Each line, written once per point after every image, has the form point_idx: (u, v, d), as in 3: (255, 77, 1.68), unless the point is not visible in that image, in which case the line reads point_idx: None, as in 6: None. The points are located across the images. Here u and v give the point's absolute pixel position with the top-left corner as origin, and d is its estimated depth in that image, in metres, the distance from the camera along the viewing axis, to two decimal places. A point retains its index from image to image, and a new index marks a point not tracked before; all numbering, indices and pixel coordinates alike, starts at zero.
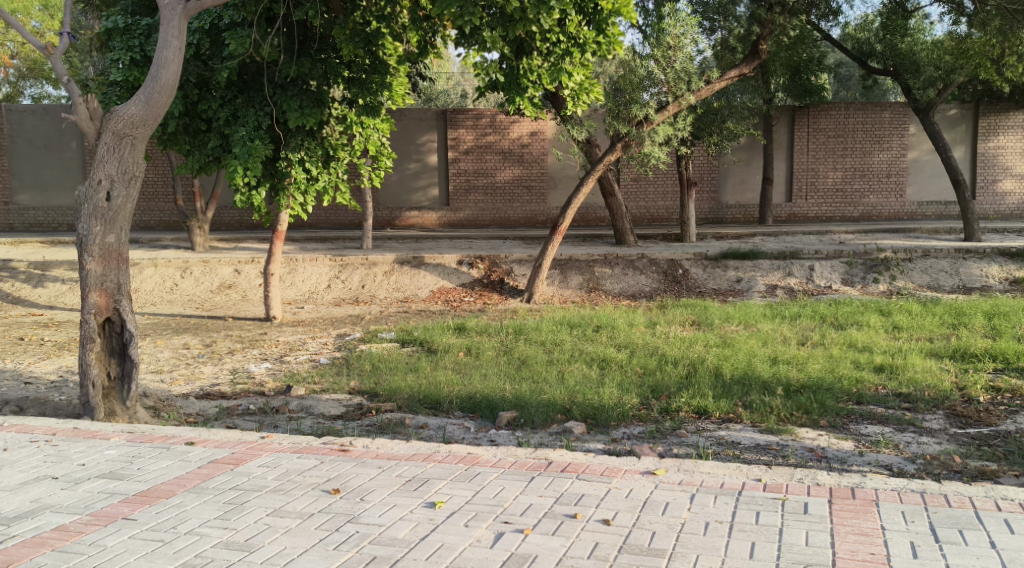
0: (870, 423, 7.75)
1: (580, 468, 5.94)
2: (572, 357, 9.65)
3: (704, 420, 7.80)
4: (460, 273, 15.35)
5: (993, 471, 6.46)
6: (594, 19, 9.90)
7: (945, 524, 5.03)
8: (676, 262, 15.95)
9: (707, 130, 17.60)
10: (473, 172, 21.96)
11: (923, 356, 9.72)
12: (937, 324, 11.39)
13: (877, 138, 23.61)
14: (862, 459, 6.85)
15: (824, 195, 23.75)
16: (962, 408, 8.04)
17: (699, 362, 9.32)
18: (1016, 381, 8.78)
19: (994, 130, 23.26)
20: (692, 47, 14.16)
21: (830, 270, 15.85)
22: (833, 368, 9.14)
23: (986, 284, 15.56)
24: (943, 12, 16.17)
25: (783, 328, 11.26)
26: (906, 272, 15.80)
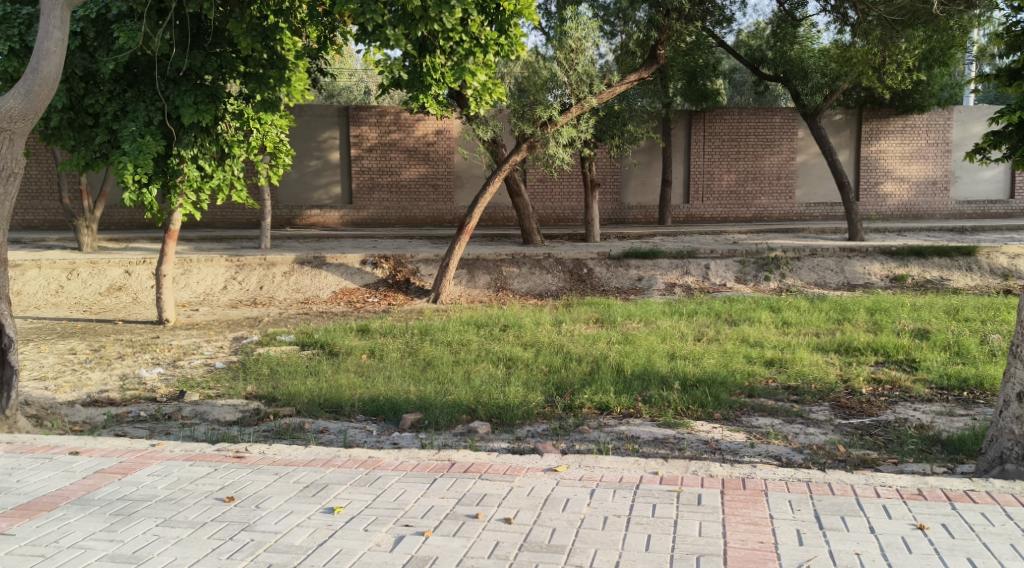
0: (761, 415, 8.00)
1: (482, 468, 5.95)
2: (478, 357, 9.66)
3: (606, 416, 7.90)
4: (363, 272, 15.19)
5: (873, 460, 6.77)
6: (497, 19, 10.04)
7: (829, 511, 5.23)
8: (581, 262, 16.13)
9: (609, 133, 17.91)
10: (377, 170, 21.75)
11: (810, 350, 10.10)
12: (823, 319, 11.86)
13: (768, 141, 24.41)
14: (754, 451, 7.07)
15: (719, 197, 24.43)
16: (846, 400, 8.39)
17: (602, 359, 9.44)
18: (894, 374, 9.22)
19: (876, 135, 24.35)
20: (592, 50, 14.38)
21: (724, 269, 16.31)
22: (727, 363, 9.41)
23: (869, 282, 16.27)
24: (829, 21, 16.83)
25: (682, 325, 11.52)
26: (795, 270, 16.39)
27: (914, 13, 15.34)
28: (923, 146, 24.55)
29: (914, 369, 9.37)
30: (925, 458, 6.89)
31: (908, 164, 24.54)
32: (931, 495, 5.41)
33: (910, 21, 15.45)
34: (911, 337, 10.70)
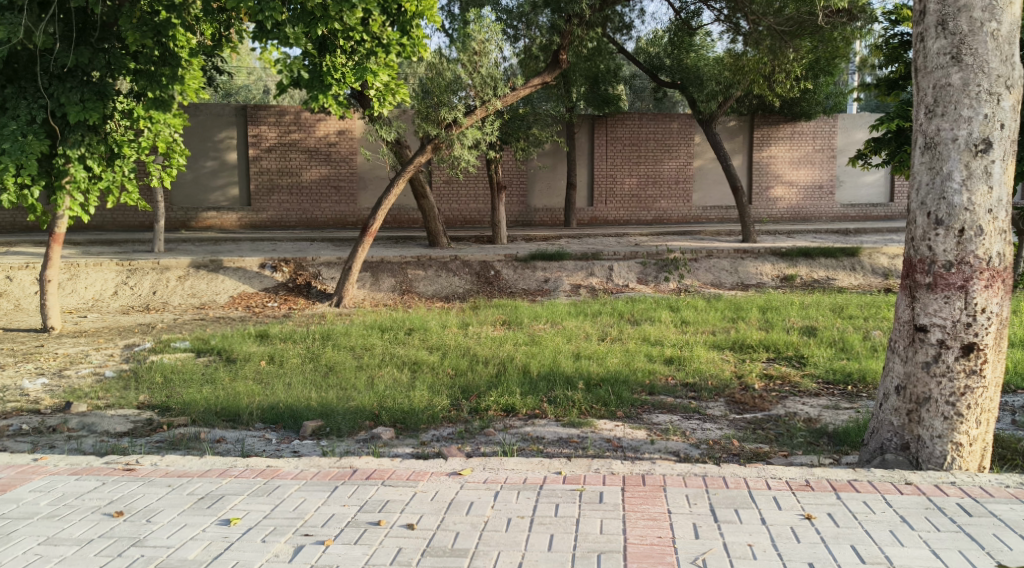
0: (661, 412, 8.17)
1: (385, 475, 5.88)
2: (382, 362, 9.56)
3: (511, 418, 7.94)
4: (262, 276, 14.87)
5: (766, 453, 7.00)
6: (398, 20, 10.07)
7: (724, 504, 5.38)
8: (487, 264, 16.18)
9: (514, 136, 17.99)
10: (276, 171, 21.33)
11: (707, 348, 10.37)
12: (719, 318, 12.18)
13: (667, 146, 24.99)
14: (653, 447, 7.20)
15: (621, 200, 24.85)
16: (740, 395, 8.65)
17: (508, 361, 9.46)
18: (785, 370, 9.55)
19: (768, 141, 25.21)
20: (495, 53, 14.40)
21: (627, 270, 16.58)
22: (629, 362, 9.57)
23: (761, 281, 16.79)
24: (722, 30, 17.34)
25: (586, 325, 11.65)
26: (692, 271, 16.80)
27: (800, 23, 15.98)
28: (811, 152, 25.52)
29: (803, 365, 9.73)
30: (813, 449, 7.17)
31: (797, 169, 25.47)
32: (818, 486, 5.62)
33: (798, 32, 16.06)
34: (801, 334, 11.11)
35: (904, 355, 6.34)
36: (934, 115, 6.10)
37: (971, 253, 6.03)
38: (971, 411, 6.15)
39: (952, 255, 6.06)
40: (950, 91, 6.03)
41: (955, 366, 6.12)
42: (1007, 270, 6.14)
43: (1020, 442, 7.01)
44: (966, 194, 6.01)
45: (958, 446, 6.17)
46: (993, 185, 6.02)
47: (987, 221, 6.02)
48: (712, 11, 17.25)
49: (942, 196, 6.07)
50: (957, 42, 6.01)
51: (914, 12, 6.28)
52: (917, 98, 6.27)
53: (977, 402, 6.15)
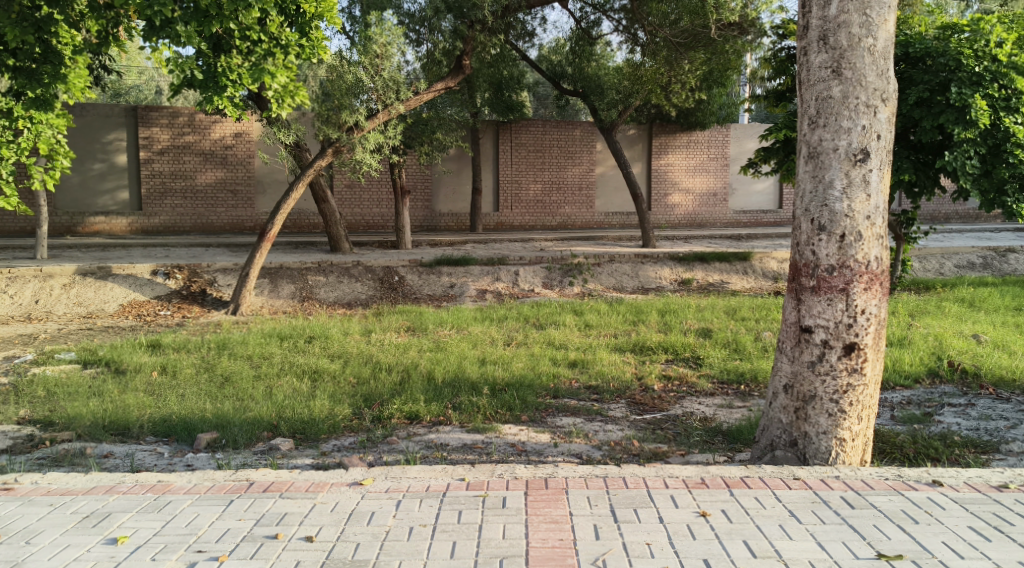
0: (564, 415, 8.23)
1: (283, 486, 5.74)
2: (281, 371, 9.34)
3: (415, 425, 7.86)
4: (154, 283, 14.37)
5: (664, 452, 7.14)
6: (297, 21, 9.89)
7: (623, 505, 5.44)
8: (391, 270, 16.02)
9: (418, 140, 17.87)
10: (170, 174, 20.67)
11: (609, 351, 10.52)
12: (620, 321, 12.38)
13: (570, 153, 25.32)
14: (557, 450, 7.25)
15: (526, 206, 25.00)
16: (641, 397, 8.80)
17: (412, 367, 9.37)
18: (684, 370, 9.76)
19: (666, 149, 25.80)
20: (398, 56, 14.23)
21: (532, 275, 16.66)
22: (534, 366, 9.61)
23: (660, 285, 17.13)
24: (621, 41, 17.71)
25: (491, 330, 11.66)
26: (595, 276, 17.01)
27: (695, 36, 16.52)
28: (705, 160, 26.26)
29: (700, 365, 9.97)
30: (708, 448, 7.34)
31: (693, 176, 26.15)
32: (713, 483, 5.75)
33: (692, 44, 16.59)
34: (697, 335, 11.38)
35: (791, 355, 6.55)
36: (817, 126, 6.34)
37: (852, 257, 6.27)
38: (853, 408, 6.39)
39: (834, 260, 6.30)
40: (831, 103, 6.28)
41: (838, 365, 6.36)
42: (884, 273, 6.40)
43: (899, 436, 7.34)
44: (847, 201, 6.27)
45: (842, 442, 6.41)
46: (871, 193, 6.28)
47: (865, 227, 6.28)
48: (611, 21, 17.56)
49: (824, 203, 6.32)
50: (838, 57, 6.25)
51: (798, 27, 6.52)
52: (801, 110, 6.51)
53: (859, 399, 6.40)
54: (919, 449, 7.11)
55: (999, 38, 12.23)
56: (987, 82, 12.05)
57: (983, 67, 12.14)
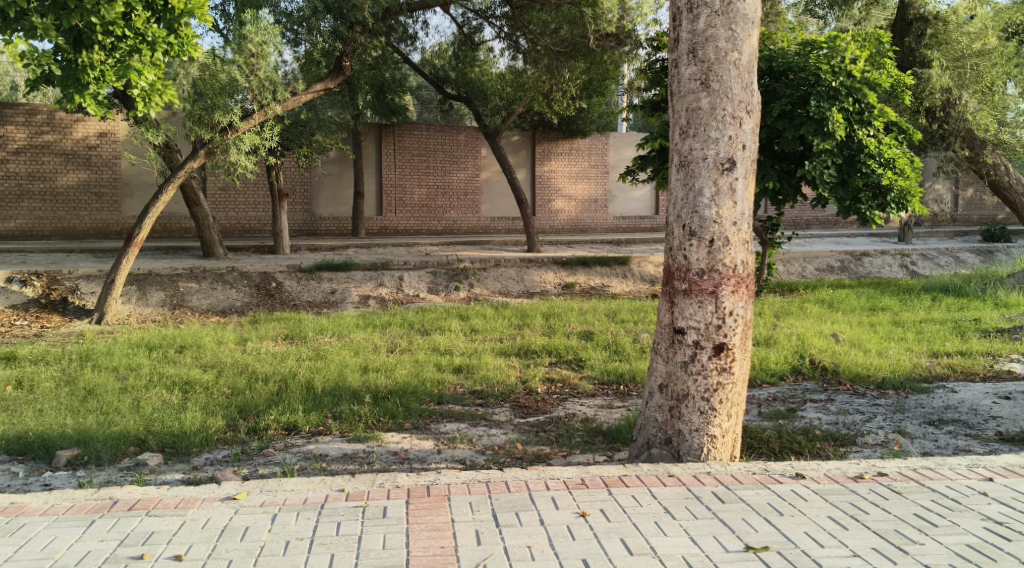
0: (448, 421, 8.15)
1: (151, 504, 5.46)
2: (150, 383, 8.92)
3: (293, 436, 7.63)
4: (9, 292, 13.52)
5: (547, 455, 7.17)
6: (165, 17, 9.50)
7: (505, 509, 5.41)
8: (269, 276, 15.60)
9: (297, 142, 17.34)
10: (27, 175, 19.57)
11: (494, 355, 10.50)
12: (505, 325, 12.41)
13: (455, 158, 25.34)
14: (440, 457, 7.17)
15: (410, 210, 24.81)
16: (524, 400, 8.82)
17: (290, 377, 9.11)
18: (566, 373, 9.85)
19: (548, 155, 26.16)
20: (274, 56, 13.82)
21: (417, 280, 16.48)
22: (418, 372, 9.49)
23: (545, 289, 17.26)
24: (503, 48, 17.81)
25: (374, 337, 11.48)
26: (481, 280, 17.00)
27: (574, 45, 16.76)
28: (587, 167, 26.78)
29: (582, 367, 10.08)
30: (589, 449, 7.41)
31: (574, 182, 26.60)
32: (591, 483, 5.79)
33: (572, 53, 16.85)
34: (579, 338, 11.53)
35: (665, 356, 6.68)
36: (688, 135, 6.50)
37: (720, 261, 6.46)
38: (722, 406, 6.57)
39: (704, 264, 6.47)
40: (700, 114, 6.44)
41: (708, 365, 6.53)
42: (750, 276, 6.62)
43: (766, 432, 7.62)
44: (715, 208, 6.44)
45: (713, 439, 6.58)
46: (737, 201, 6.48)
47: (732, 232, 6.47)
48: (493, 28, 17.63)
49: (695, 210, 6.47)
50: (705, 69, 6.43)
51: (669, 39, 6.68)
52: (672, 120, 6.66)
53: (728, 397, 6.58)
54: (784, 444, 7.38)
55: (854, 55, 12.80)
56: (843, 97, 12.60)
57: (840, 82, 12.65)
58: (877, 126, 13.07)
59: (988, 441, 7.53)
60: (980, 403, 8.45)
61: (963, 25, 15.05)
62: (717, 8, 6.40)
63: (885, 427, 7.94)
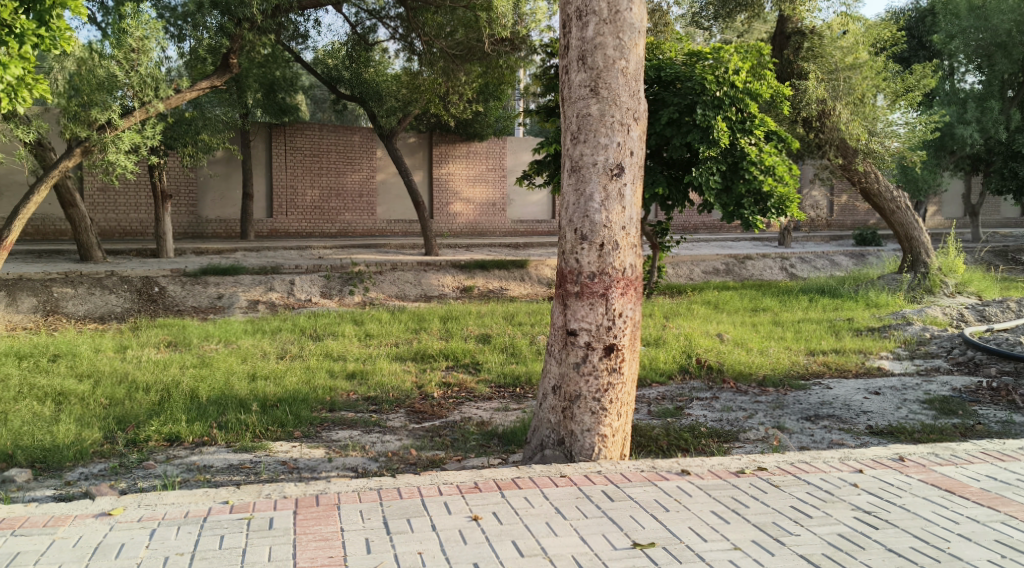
0: (340, 429, 8.02)
1: (17, 524, 5.19)
2: (20, 395, 8.47)
3: (175, 448, 7.38)
4: None
5: (441, 459, 7.14)
6: (35, 8, 9.06)
7: (396, 516, 5.36)
8: (151, 280, 15.07)
9: (180, 141, 16.79)
10: None
11: (389, 360, 10.39)
12: (402, 330, 12.31)
13: (349, 159, 25.04)
14: (330, 465, 7.04)
15: (302, 212, 24.36)
16: (419, 405, 8.77)
17: (174, 386, 8.79)
18: (462, 376, 9.84)
19: (445, 159, 26.13)
20: (157, 51, 13.34)
21: (309, 284, 16.18)
22: (309, 379, 9.29)
23: (442, 293, 17.22)
24: (398, 49, 17.75)
25: (264, 343, 11.22)
26: (377, 284, 16.81)
27: (470, 49, 16.79)
28: (484, 171, 26.91)
29: (478, 371, 10.09)
30: (484, 452, 7.43)
31: (472, 186, 26.69)
32: (485, 487, 5.80)
33: (468, 56, 16.89)
34: (476, 341, 11.54)
35: (558, 357, 6.75)
36: (578, 141, 6.59)
37: (610, 265, 6.58)
38: (612, 405, 6.69)
39: (594, 267, 6.57)
40: (591, 120, 6.54)
41: (599, 366, 6.63)
42: (638, 279, 6.77)
43: (655, 430, 7.81)
44: (605, 212, 6.55)
45: (603, 438, 6.68)
46: (625, 206, 6.61)
47: (621, 236, 6.59)
48: (388, 28, 17.51)
49: (586, 214, 6.56)
50: (594, 77, 6.53)
51: (559, 46, 6.76)
52: (563, 126, 6.75)
53: (618, 397, 6.71)
54: (672, 441, 7.58)
55: (736, 66, 13.08)
56: (726, 106, 13.05)
57: (724, 93, 13.07)
58: (758, 135, 13.51)
59: (859, 434, 7.90)
60: (852, 399, 8.89)
61: (838, 40, 15.76)
62: (605, 17, 6.51)
63: (766, 423, 8.24)
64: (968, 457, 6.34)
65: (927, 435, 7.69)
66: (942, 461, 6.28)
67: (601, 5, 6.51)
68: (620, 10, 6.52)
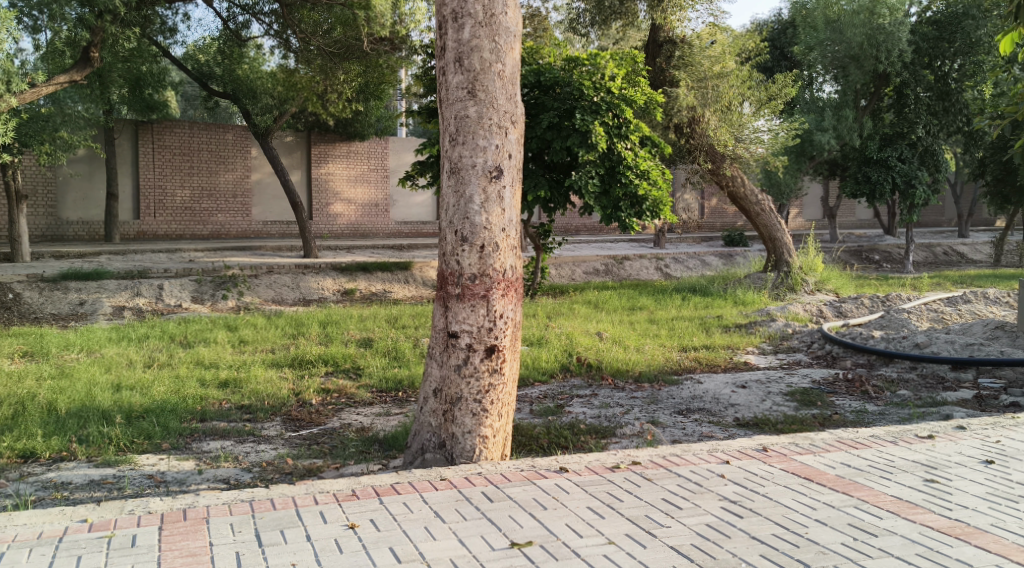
0: (212, 439, 7.77)
1: None
2: None
3: (30, 464, 6.99)
4: None
5: (318, 467, 7.01)
6: None
7: (268, 527, 5.22)
8: (5, 286, 14.19)
9: (38, 138, 15.92)
10: None
11: (264, 367, 10.12)
12: (279, 335, 12.00)
13: (222, 158, 24.32)
14: (201, 477, 6.81)
15: (172, 213, 23.52)
16: (296, 412, 8.58)
17: (29, 399, 8.32)
18: (342, 382, 9.67)
19: (323, 158, 25.69)
20: (8, 43, 12.48)
21: (180, 288, 15.60)
22: (178, 389, 8.95)
23: (322, 296, 16.92)
24: (274, 46, 17.30)
25: (130, 351, 10.74)
26: (251, 288, 16.36)
27: (348, 47, 16.53)
28: (365, 171, 26.61)
29: (359, 376, 9.95)
30: (364, 458, 7.33)
31: (353, 186, 26.35)
32: (362, 494, 5.73)
33: (346, 55, 16.61)
34: (357, 345, 11.39)
35: (439, 360, 6.73)
36: (457, 143, 6.58)
37: (490, 266, 6.61)
38: (493, 406, 6.71)
39: (475, 268, 6.58)
40: (468, 122, 6.55)
41: (480, 367, 6.65)
42: (518, 281, 6.82)
43: (535, 429, 7.90)
44: (485, 214, 6.57)
45: (484, 439, 6.69)
46: (505, 208, 6.65)
47: (501, 238, 6.64)
48: (262, 24, 16.98)
49: (466, 216, 6.56)
50: (472, 79, 6.54)
51: (435, 47, 6.74)
52: (441, 127, 6.73)
53: (499, 398, 6.74)
54: (551, 439, 7.67)
55: (612, 72, 13.49)
56: (604, 112, 13.38)
57: (600, 98, 13.44)
58: (633, 140, 13.86)
59: (728, 426, 8.20)
60: (721, 393, 9.22)
61: (706, 49, 16.34)
62: (480, 20, 6.53)
63: (641, 418, 8.44)
64: (825, 446, 6.67)
65: (789, 425, 8.06)
66: (802, 450, 6.58)
67: (476, 8, 6.53)
68: (495, 13, 6.56)
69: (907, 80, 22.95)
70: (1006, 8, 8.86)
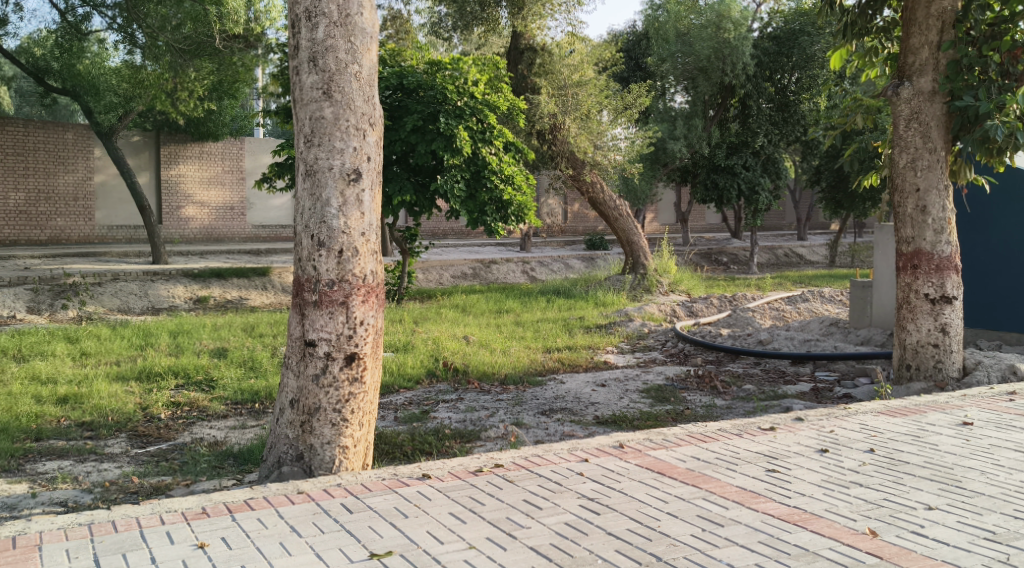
0: (48, 460, 7.31)
1: None
2: None
3: None
4: None
5: (166, 485, 6.70)
6: None
7: (109, 551, 4.95)
8: None
9: None
10: None
11: (109, 381, 9.59)
12: (124, 347, 11.43)
13: (61, 159, 23.00)
14: (36, 501, 6.39)
15: (6, 217, 22.05)
16: (143, 428, 8.19)
17: None
18: (194, 394, 9.30)
19: (174, 159, 24.69)
20: None
21: (14, 298, 14.66)
22: (10, 407, 8.38)
23: (173, 304, 16.26)
24: (118, 41, 16.46)
25: None
26: (95, 297, 15.54)
27: (199, 44, 16.06)
28: (219, 173, 25.76)
29: (212, 388, 9.58)
30: (216, 474, 7.06)
31: (206, 189, 25.46)
32: (213, 511, 5.52)
33: (197, 52, 16.13)
34: (210, 355, 10.98)
35: (296, 370, 6.54)
36: (312, 145, 6.44)
37: (350, 271, 6.50)
38: (354, 415, 6.60)
39: (334, 274, 6.45)
40: (324, 123, 6.42)
41: (340, 376, 6.52)
42: (379, 286, 6.74)
43: (399, 436, 7.83)
44: (343, 218, 6.46)
45: (344, 449, 6.56)
46: (364, 211, 6.56)
47: (360, 243, 6.54)
48: (104, 17, 16.08)
49: (323, 220, 6.43)
50: (327, 79, 6.42)
51: (288, 47, 6.57)
52: (296, 129, 6.57)
53: (360, 406, 6.63)
54: (415, 446, 7.62)
55: (475, 78, 13.63)
56: (467, 116, 13.42)
57: (464, 102, 13.50)
58: (497, 145, 14.06)
59: (587, 425, 8.37)
60: (581, 392, 9.42)
61: (565, 58, 16.75)
62: (335, 19, 6.41)
63: (505, 420, 8.49)
64: (676, 441, 6.89)
65: (645, 422, 8.30)
66: (655, 445, 6.78)
67: (331, 7, 6.40)
68: (350, 13, 6.45)
69: (750, 92, 24.31)
70: (836, 25, 9.50)
